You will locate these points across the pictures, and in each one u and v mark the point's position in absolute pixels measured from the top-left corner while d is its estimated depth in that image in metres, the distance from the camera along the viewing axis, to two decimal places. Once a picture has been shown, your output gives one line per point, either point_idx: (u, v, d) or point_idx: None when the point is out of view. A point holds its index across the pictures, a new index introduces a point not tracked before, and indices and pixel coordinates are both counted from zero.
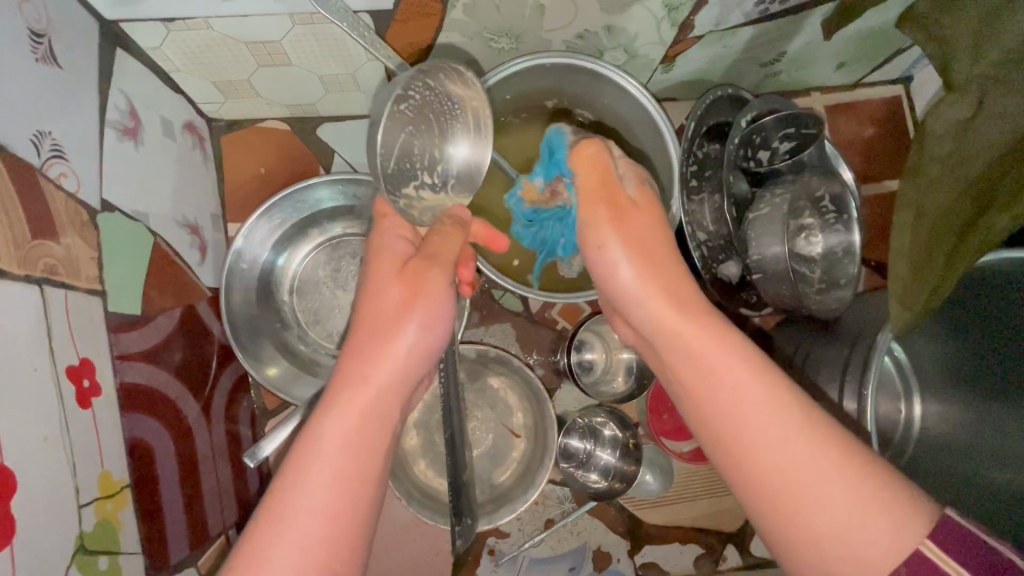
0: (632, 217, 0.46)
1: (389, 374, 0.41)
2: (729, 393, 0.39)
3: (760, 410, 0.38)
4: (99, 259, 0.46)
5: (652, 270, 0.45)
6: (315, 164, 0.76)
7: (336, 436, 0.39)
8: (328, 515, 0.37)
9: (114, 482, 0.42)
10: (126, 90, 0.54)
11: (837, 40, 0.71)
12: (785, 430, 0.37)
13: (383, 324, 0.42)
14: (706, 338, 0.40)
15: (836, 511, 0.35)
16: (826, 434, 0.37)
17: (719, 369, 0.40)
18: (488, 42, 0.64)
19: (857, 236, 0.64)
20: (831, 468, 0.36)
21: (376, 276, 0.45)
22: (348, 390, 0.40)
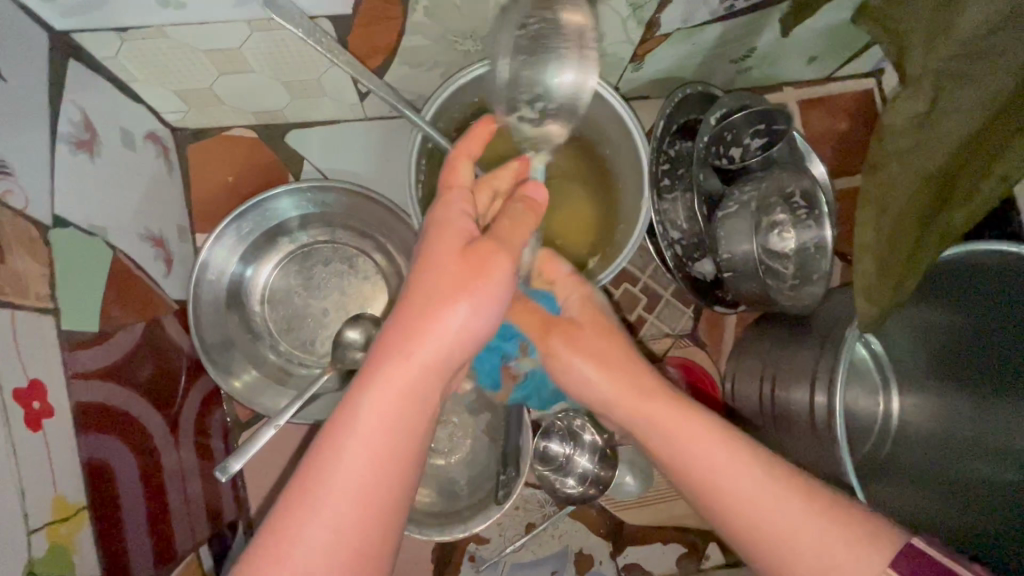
0: (585, 324, 0.55)
1: (434, 354, 0.39)
2: (699, 464, 0.46)
3: (724, 454, 0.46)
4: (51, 276, 0.45)
5: (613, 374, 0.52)
6: (284, 171, 0.75)
7: (383, 400, 0.37)
8: (366, 480, 0.36)
9: (69, 505, 0.41)
10: (80, 101, 0.53)
11: (806, 35, 0.71)
12: (754, 489, 0.43)
13: (432, 300, 0.39)
14: (667, 410, 0.49)
15: (808, 550, 0.41)
16: (785, 484, 0.43)
17: (673, 431, 0.48)
18: (453, 45, 0.63)
19: (829, 231, 0.64)
20: (799, 513, 0.42)
21: (445, 238, 0.42)
22: (402, 355, 0.38)
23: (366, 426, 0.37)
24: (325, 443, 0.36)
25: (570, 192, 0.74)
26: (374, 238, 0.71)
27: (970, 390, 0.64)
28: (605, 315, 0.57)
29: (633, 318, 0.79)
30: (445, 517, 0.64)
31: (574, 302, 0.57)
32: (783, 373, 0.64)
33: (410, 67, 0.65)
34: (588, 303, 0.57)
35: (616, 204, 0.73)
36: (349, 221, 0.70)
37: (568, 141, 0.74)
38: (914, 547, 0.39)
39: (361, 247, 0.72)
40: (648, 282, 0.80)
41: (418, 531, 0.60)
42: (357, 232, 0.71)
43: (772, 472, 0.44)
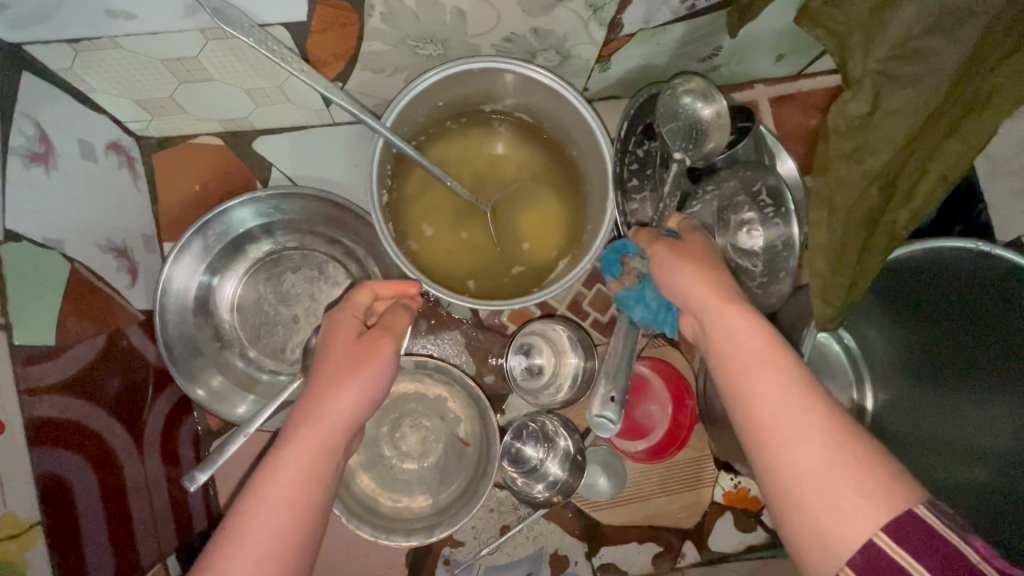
0: (687, 248, 0.51)
1: (341, 416, 0.45)
2: (742, 359, 0.43)
3: (780, 387, 0.41)
4: (2, 291, 0.45)
5: (696, 277, 0.48)
6: (252, 178, 0.75)
7: (288, 466, 0.42)
8: (275, 536, 0.41)
9: (18, 523, 0.41)
10: (33, 114, 0.53)
11: (771, 33, 0.71)
12: (790, 410, 0.40)
13: (340, 372, 0.46)
14: (737, 323, 0.44)
15: (815, 481, 0.38)
16: (829, 420, 0.39)
17: (735, 356, 0.43)
18: (415, 49, 0.63)
19: (796, 229, 0.62)
20: (825, 453, 0.38)
21: (336, 333, 0.49)
22: (301, 429, 0.44)
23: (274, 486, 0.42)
24: (239, 507, 0.42)
25: (539, 193, 0.74)
26: (343, 244, 0.71)
27: (937, 385, 0.66)
28: (709, 253, 0.51)
29: (606, 320, 0.76)
30: (414, 522, 0.64)
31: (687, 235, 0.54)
32: None
33: (372, 72, 0.65)
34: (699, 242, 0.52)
35: (584, 205, 0.73)
36: (316, 227, 0.70)
37: (535, 143, 0.74)
38: (916, 514, 0.36)
39: (330, 253, 0.72)
40: None
41: (384, 537, 0.60)
42: (326, 239, 0.71)
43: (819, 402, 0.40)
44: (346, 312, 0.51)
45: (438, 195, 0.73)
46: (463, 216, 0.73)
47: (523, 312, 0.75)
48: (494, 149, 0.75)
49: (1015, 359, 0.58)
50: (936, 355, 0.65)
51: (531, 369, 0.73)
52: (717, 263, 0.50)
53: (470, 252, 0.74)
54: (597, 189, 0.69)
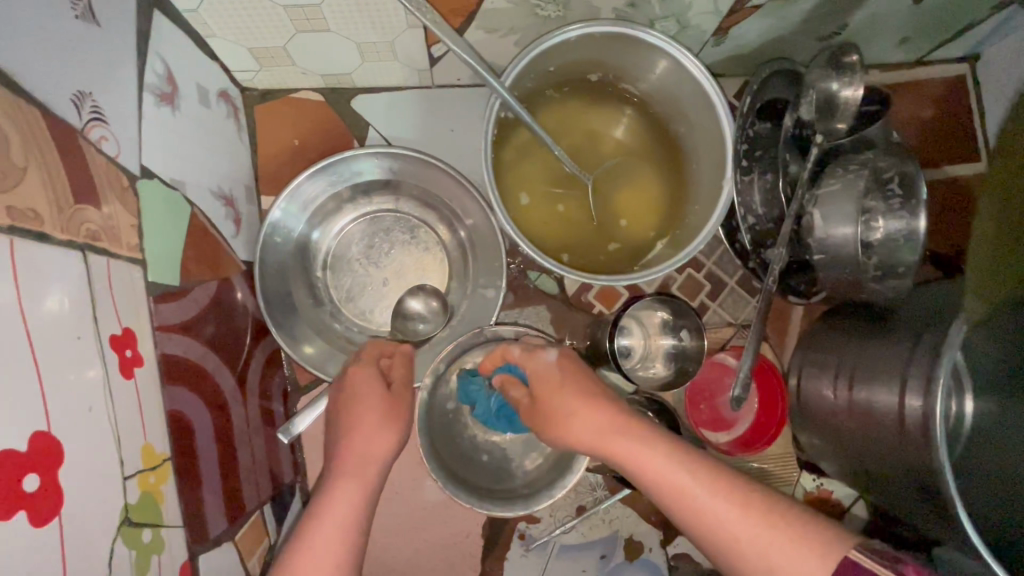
0: (550, 376, 0.53)
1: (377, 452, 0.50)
2: (640, 464, 0.44)
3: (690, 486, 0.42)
4: (140, 227, 0.45)
5: (586, 413, 0.49)
6: (349, 137, 0.74)
7: (343, 496, 0.46)
8: (335, 564, 0.42)
9: (155, 455, 0.41)
10: (164, 54, 0.52)
11: (905, 11, 0.66)
12: (699, 496, 0.41)
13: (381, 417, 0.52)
14: (625, 445, 0.46)
15: (750, 551, 0.39)
16: (731, 493, 0.41)
17: (638, 473, 0.44)
18: (534, 10, 0.60)
19: (924, 223, 0.59)
20: (744, 525, 0.40)
21: (364, 384, 0.54)
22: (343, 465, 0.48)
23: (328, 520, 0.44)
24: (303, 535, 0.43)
25: (639, 171, 0.72)
26: (439, 210, 0.70)
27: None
28: (559, 371, 0.53)
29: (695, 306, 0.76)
30: (504, 494, 0.63)
31: (553, 360, 0.55)
32: (866, 376, 0.58)
33: (486, 32, 0.63)
34: (554, 366, 0.54)
35: (688, 185, 0.70)
36: (416, 191, 0.69)
37: (639, 117, 0.71)
38: (851, 560, 0.36)
39: (424, 217, 0.71)
40: (715, 268, 0.76)
41: (479, 505, 0.59)
42: (424, 203, 0.70)
43: (711, 476, 0.42)
44: (362, 366, 0.55)
45: (536, 164, 0.70)
46: (559, 189, 0.71)
47: (612, 291, 0.74)
48: (597, 120, 0.71)
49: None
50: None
51: (621, 349, 0.71)
52: (580, 377, 0.53)
53: (564, 226, 0.71)
54: (708, 169, 0.66)
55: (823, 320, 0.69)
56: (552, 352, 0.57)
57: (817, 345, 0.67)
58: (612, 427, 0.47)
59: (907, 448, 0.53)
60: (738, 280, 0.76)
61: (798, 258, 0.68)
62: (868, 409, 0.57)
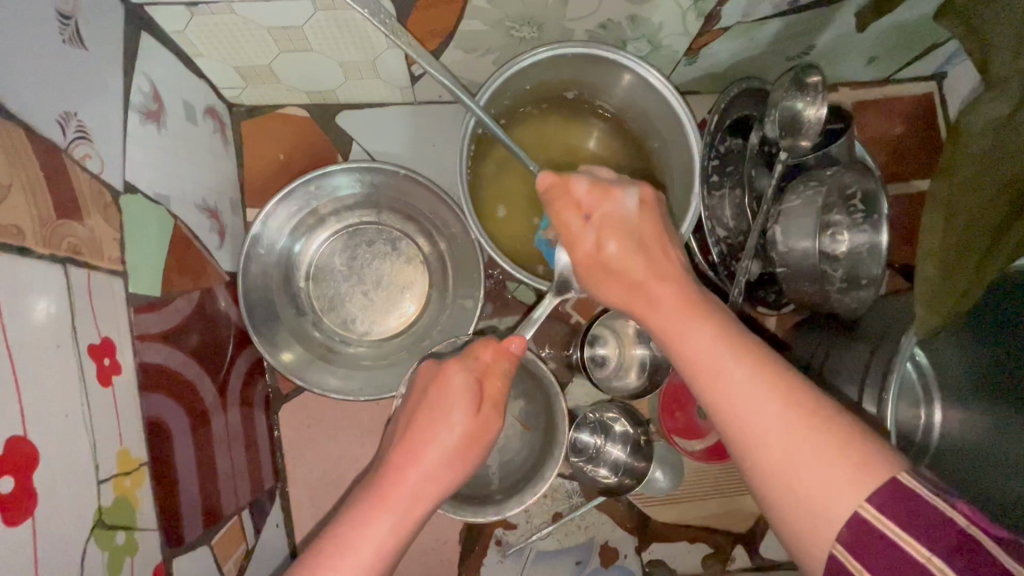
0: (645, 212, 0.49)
1: (432, 472, 0.49)
2: (698, 344, 0.40)
3: (718, 358, 0.38)
4: (121, 240, 0.47)
5: (635, 256, 0.47)
6: (333, 152, 0.76)
7: (375, 519, 0.44)
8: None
9: (131, 460, 0.44)
10: (150, 73, 0.54)
11: (871, 34, 0.68)
12: (748, 394, 0.36)
13: (438, 425, 0.50)
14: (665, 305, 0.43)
15: (768, 436, 0.35)
16: (788, 394, 0.35)
17: (672, 335, 0.42)
18: (509, 31, 0.63)
19: (886, 237, 0.60)
20: (770, 407, 0.35)
21: (448, 396, 0.52)
22: (387, 495, 0.46)
23: (356, 556, 0.42)
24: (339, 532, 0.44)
25: None
26: (420, 222, 0.72)
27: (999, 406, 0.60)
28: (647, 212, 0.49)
29: None
30: (481, 500, 0.64)
31: (633, 208, 0.49)
32: (829, 383, 0.61)
33: (464, 52, 0.65)
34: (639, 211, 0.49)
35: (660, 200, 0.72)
36: (397, 204, 0.71)
37: (615, 133, 0.73)
38: (900, 482, 0.31)
39: (405, 230, 0.73)
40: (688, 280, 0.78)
41: (455, 510, 0.60)
42: (403, 214, 0.72)
43: (773, 373, 0.36)
44: (458, 363, 0.53)
45: (515, 178, 0.72)
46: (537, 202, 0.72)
47: (589, 302, 0.75)
48: (574, 135, 0.73)
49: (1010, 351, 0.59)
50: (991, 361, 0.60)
51: (596, 359, 0.72)
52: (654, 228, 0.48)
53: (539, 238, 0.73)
54: (678, 183, 0.68)
55: (796, 328, 0.71)
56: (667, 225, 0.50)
57: (789, 354, 0.69)
58: (687, 308, 0.42)
59: None
60: (711, 294, 0.78)
61: (767, 271, 0.70)
62: None
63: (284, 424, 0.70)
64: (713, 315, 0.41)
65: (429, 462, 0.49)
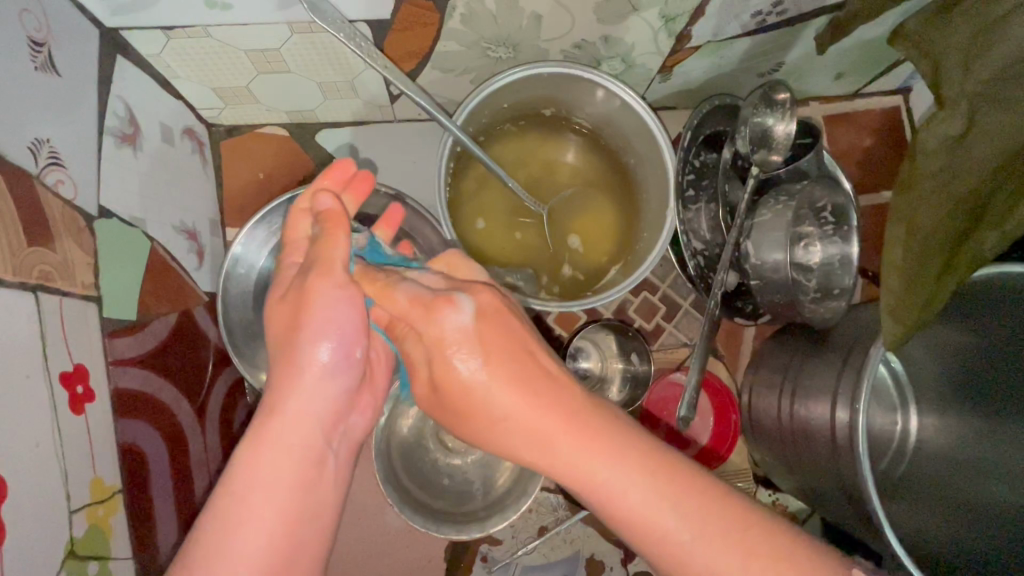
0: (481, 343, 0.43)
1: (303, 405, 0.43)
2: (639, 516, 0.38)
3: (644, 503, 0.38)
4: (96, 265, 0.47)
5: (514, 376, 0.42)
6: (313, 170, 0.76)
7: (268, 467, 0.40)
8: (255, 545, 0.38)
9: (106, 487, 0.43)
10: (126, 96, 0.54)
11: (837, 51, 0.70)
12: (687, 538, 0.37)
13: (296, 353, 0.44)
14: (567, 445, 0.40)
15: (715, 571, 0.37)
16: (724, 526, 0.37)
17: (590, 487, 0.39)
18: (485, 51, 0.64)
19: (855, 248, 0.62)
20: (713, 550, 0.37)
21: (326, 328, 0.44)
22: (280, 431, 0.42)
23: (254, 510, 0.38)
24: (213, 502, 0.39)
25: (593, 201, 0.74)
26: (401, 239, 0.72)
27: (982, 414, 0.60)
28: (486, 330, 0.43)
29: (651, 327, 0.79)
30: (464, 516, 0.65)
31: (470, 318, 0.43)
32: (803, 394, 0.62)
33: (442, 72, 0.66)
34: (473, 333, 0.43)
35: (639, 212, 0.73)
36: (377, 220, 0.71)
37: (593, 149, 0.74)
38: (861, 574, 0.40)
39: None
40: (667, 290, 0.79)
41: (435, 528, 0.61)
42: None
43: (657, 471, 0.39)
44: (323, 280, 0.44)
45: (495, 195, 0.72)
46: (518, 218, 0.73)
47: (571, 315, 0.77)
48: (553, 152, 0.74)
49: (1006, 367, 0.57)
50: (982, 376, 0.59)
51: (580, 373, 0.74)
52: (504, 327, 0.44)
53: (521, 254, 0.73)
54: (654, 197, 0.69)
55: (773, 338, 0.72)
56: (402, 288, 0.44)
57: (766, 362, 0.71)
58: (594, 436, 0.39)
59: (840, 464, 0.56)
60: (691, 303, 0.79)
61: (743, 283, 0.71)
62: (806, 425, 0.61)
63: None
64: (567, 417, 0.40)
65: (302, 409, 0.43)
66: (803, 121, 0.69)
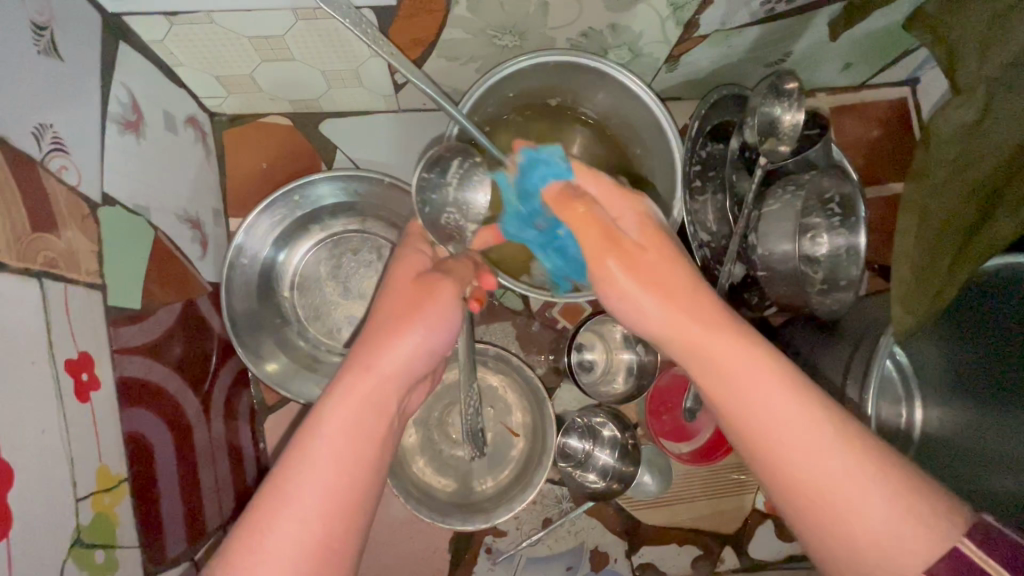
0: (630, 254, 0.44)
1: (392, 367, 0.43)
2: (793, 439, 0.37)
3: (807, 432, 0.37)
4: (100, 252, 0.46)
5: (644, 268, 0.44)
6: (317, 160, 0.75)
7: (347, 421, 0.40)
8: (331, 494, 0.38)
9: (111, 476, 0.43)
10: (129, 83, 0.54)
11: (846, 41, 0.69)
12: (836, 461, 0.36)
13: (400, 320, 0.44)
14: (728, 361, 0.39)
15: (846, 501, 0.35)
16: (869, 459, 0.36)
17: (746, 396, 0.38)
18: (491, 39, 0.63)
19: (863, 238, 0.62)
20: (853, 478, 0.36)
21: (435, 320, 0.45)
22: (359, 383, 0.41)
23: (326, 464, 0.38)
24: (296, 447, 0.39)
25: None
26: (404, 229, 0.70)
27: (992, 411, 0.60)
28: (647, 232, 0.46)
29: None
30: (469, 508, 0.65)
31: (635, 231, 0.46)
32: (811, 385, 0.62)
33: (447, 60, 0.65)
34: (645, 227, 0.46)
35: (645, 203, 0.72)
36: (381, 212, 0.70)
37: (599, 140, 0.72)
38: (966, 552, 0.33)
39: (389, 238, 0.71)
40: None
41: (441, 520, 0.61)
42: (390, 224, 0.71)
43: (806, 399, 0.38)
44: (454, 284, 0.47)
45: None
46: None
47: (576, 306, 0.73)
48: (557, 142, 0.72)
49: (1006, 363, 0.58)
50: (989, 370, 0.59)
51: (582, 364, 0.72)
52: (666, 243, 0.45)
53: None
54: (660, 188, 0.68)
55: (781, 331, 0.71)
56: (649, 204, 0.49)
57: None
58: (736, 336, 0.40)
59: None
60: None
61: (750, 275, 0.70)
62: None
63: (269, 437, 0.69)
64: (743, 331, 0.40)
65: (391, 368, 0.43)
66: (811, 111, 0.68)
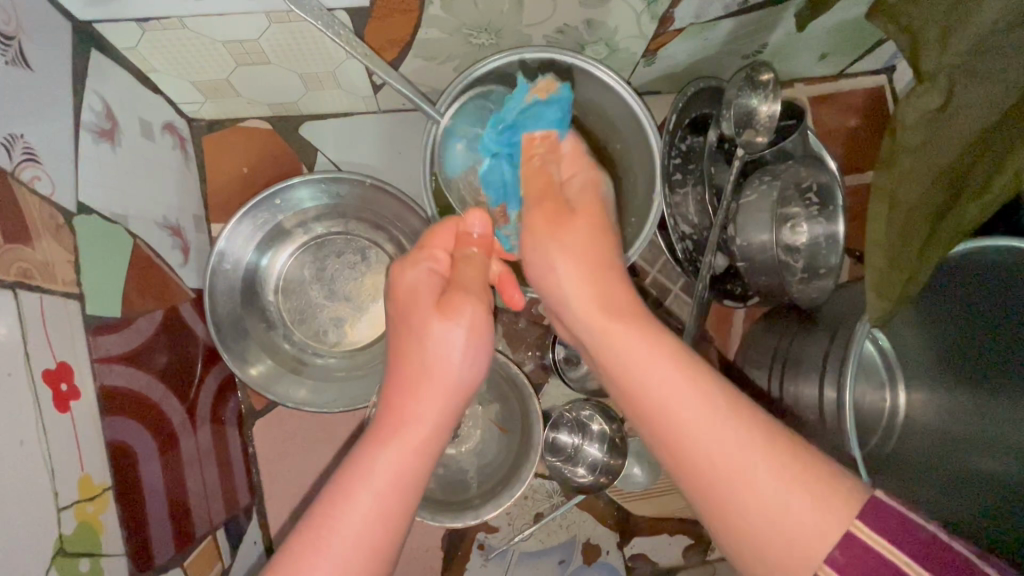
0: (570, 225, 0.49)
1: (437, 409, 0.42)
2: (669, 408, 0.38)
3: (692, 399, 0.38)
4: (76, 262, 0.46)
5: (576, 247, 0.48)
6: (298, 163, 0.75)
7: (386, 469, 0.39)
8: (372, 538, 0.37)
9: (94, 486, 0.43)
10: (103, 91, 0.53)
11: (819, 32, 0.70)
12: (726, 428, 0.36)
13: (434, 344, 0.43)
14: (622, 329, 0.42)
15: (733, 470, 0.35)
16: (750, 424, 0.37)
17: (629, 364, 0.41)
18: (467, 38, 0.63)
19: (840, 227, 0.64)
20: (735, 445, 0.36)
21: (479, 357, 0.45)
22: (402, 432, 0.41)
23: (362, 510, 0.38)
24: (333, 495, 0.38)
25: None
26: (388, 230, 0.71)
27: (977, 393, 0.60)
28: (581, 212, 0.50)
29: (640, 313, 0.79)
30: (460, 505, 0.65)
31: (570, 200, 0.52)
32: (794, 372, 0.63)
33: (424, 60, 0.66)
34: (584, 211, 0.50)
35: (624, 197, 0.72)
36: (363, 213, 0.70)
37: None
38: (879, 499, 0.34)
39: (373, 239, 0.71)
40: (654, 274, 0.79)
41: (434, 518, 0.61)
42: (372, 225, 0.71)
43: (682, 353, 0.40)
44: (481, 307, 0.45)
45: None
46: None
47: None
48: None
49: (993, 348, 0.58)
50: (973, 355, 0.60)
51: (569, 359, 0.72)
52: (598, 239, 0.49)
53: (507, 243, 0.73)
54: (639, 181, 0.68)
55: (764, 319, 0.73)
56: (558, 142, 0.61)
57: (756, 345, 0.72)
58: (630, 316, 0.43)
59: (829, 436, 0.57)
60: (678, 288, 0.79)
61: (732, 266, 0.71)
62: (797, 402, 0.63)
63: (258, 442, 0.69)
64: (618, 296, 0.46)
65: (432, 412, 0.42)
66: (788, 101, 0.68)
